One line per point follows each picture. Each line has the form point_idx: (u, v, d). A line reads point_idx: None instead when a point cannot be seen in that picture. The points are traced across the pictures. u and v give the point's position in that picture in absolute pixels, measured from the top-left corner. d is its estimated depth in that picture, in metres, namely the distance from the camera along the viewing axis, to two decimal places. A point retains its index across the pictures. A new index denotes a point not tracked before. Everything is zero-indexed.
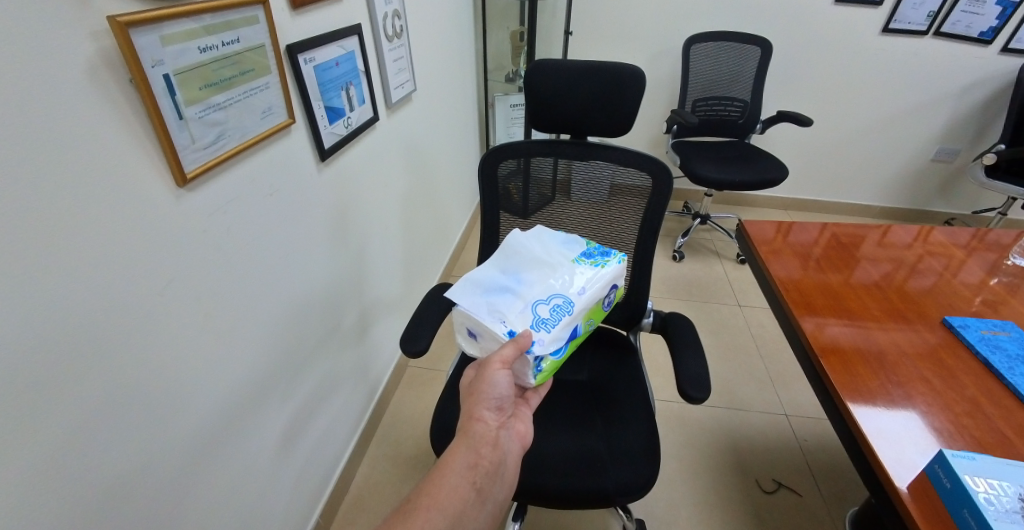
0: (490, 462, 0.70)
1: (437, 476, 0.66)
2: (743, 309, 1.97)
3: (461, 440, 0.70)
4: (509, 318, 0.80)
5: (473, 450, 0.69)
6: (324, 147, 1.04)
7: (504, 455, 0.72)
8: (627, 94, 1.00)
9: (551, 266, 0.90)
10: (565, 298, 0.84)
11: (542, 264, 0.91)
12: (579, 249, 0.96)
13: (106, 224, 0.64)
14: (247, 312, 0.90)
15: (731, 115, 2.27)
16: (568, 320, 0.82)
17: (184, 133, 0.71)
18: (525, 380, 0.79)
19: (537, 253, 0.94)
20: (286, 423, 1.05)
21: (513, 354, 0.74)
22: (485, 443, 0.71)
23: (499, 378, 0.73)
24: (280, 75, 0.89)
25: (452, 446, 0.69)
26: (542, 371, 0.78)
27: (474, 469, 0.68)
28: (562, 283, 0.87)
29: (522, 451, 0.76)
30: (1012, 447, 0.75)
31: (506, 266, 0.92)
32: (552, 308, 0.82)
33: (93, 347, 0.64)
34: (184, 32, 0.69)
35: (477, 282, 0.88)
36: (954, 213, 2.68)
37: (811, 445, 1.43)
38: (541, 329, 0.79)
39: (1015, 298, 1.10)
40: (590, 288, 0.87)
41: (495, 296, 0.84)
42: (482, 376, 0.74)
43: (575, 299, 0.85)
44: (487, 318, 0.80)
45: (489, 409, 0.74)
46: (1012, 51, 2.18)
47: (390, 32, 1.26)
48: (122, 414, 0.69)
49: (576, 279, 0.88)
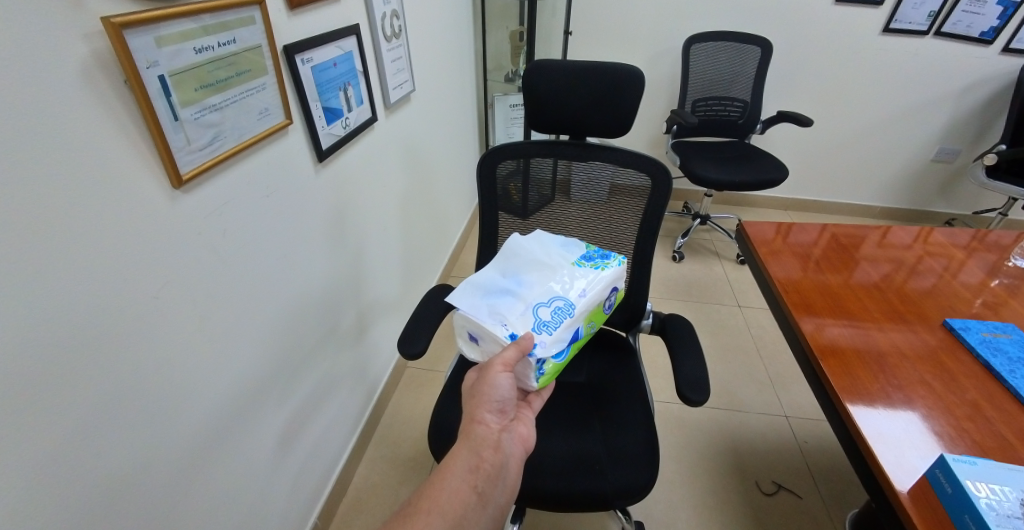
0: (492, 465, 0.69)
1: (438, 480, 0.66)
2: (742, 310, 1.96)
3: (462, 443, 0.70)
4: (510, 321, 0.80)
5: (474, 454, 0.69)
6: (321, 148, 1.03)
7: (506, 458, 0.72)
8: (626, 95, 1.00)
9: (551, 268, 0.90)
10: (566, 300, 0.84)
11: (542, 265, 0.90)
12: (579, 251, 0.96)
13: (100, 227, 0.63)
14: (244, 314, 0.90)
15: (731, 115, 2.26)
16: (570, 322, 0.81)
17: (180, 134, 0.71)
18: (527, 382, 0.79)
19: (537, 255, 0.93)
20: (284, 425, 1.04)
21: (515, 357, 0.74)
22: (486, 445, 0.70)
23: (500, 381, 0.73)
24: (277, 75, 0.89)
25: (453, 450, 0.69)
26: (545, 374, 0.78)
27: (475, 472, 0.67)
28: (563, 285, 0.86)
29: (524, 453, 0.76)
30: (1012, 451, 0.75)
31: (506, 269, 0.92)
32: (553, 310, 0.82)
33: (88, 351, 0.64)
34: (180, 33, 0.69)
35: (477, 285, 0.88)
36: (954, 213, 2.68)
37: (811, 447, 1.43)
38: (543, 331, 0.79)
39: (1015, 300, 1.09)
40: (591, 290, 0.87)
41: (496, 299, 0.84)
42: (483, 379, 0.74)
43: (576, 301, 0.84)
44: (488, 322, 0.79)
45: (490, 412, 0.74)
46: (1013, 51, 2.18)
47: (388, 32, 1.25)
48: (118, 418, 0.68)
49: (577, 281, 0.88)
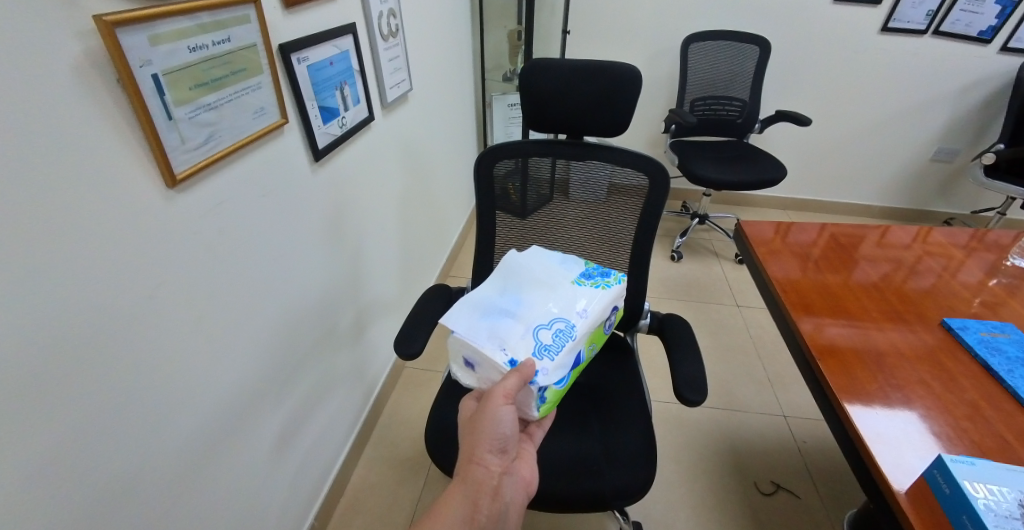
0: (489, 512, 0.69)
1: (433, 516, 0.67)
2: (741, 309, 1.96)
3: (459, 485, 0.70)
4: (510, 344, 0.79)
5: (471, 497, 0.69)
6: (318, 147, 1.03)
7: (505, 504, 0.72)
8: (623, 94, 1.00)
9: (551, 290, 0.89)
10: (567, 322, 0.83)
11: (541, 287, 0.90)
12: (579, 270, 0.96)
13: (94, 225, 0.63)
14: (241, 314, 0.89)
15: (729, 114, 2.26)
16: (572, 345, 0.81)
17: (174, 133, 0.71)
18: (528, 411, 0.78)
19: (537, 275, 0.93)
20: (281, 426, 1.04)
21: (516, 386, 0.73)
22: (484, 491, 0.70)
23: (503, 416, 0.71)
24: (273, 74, 0.88)
25: (449, 491, 0.69)
26: (546, 402, 0.77)
27: (471, 520, 0.68)
28: (563, 307, 0.86)
29: (524, 495, 0.77)
30: (1012, 452, 0.75)
31: (503, 290, 0.91)
32: (554, 333, 0.81)
33: (82, 351, 0.63)
34: (173, 32, 0.68)
35: (475, 307, 0.87)
36: (953, 213, 2.68)
37: (809, 447, 1.43)
38: (545, 356, 0.78)
39: (1014, 299, 1.09)
40: (593, 311, 0.87)
41: (495, 321, 0.83)
42: (484, 413, 0.72)
43: (578, 323, 0.84)
44: (487, 346, 0.78)
45: (491, 453, 0.72)
46: (1011, 50, 2.17)
47: (385, 31, 1.25)
48: (113, 419, 0.68)
49: (578, 303, 0.87)
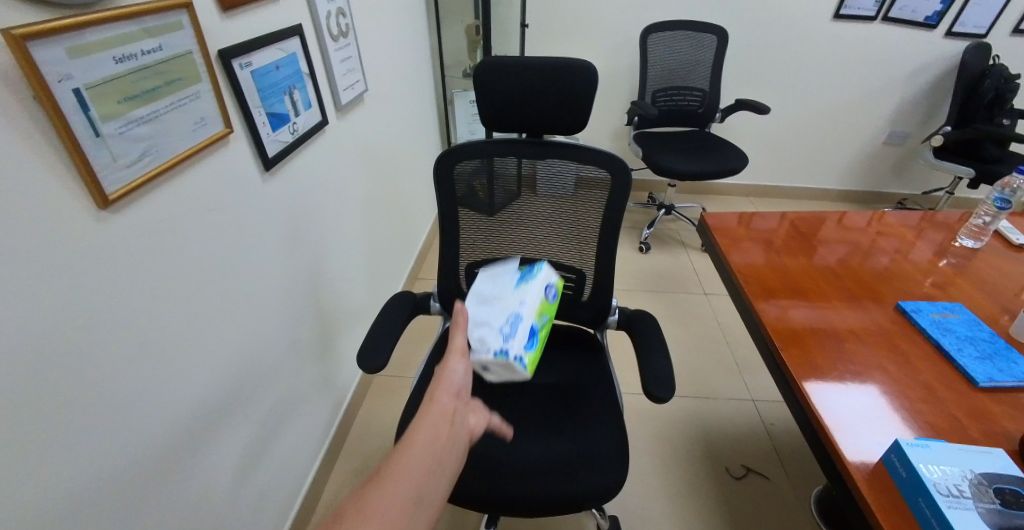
0: (449, 438, 0.66)
1: (398, 454, 0.62)
2: (709, 298, 2.00)
3: (419, 422, 0.66)
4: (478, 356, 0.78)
5: (433, 429, 0.66)
6: (267, 156, 0.99)
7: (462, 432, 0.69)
8: (581, 89, 0.99)
9: (494, 295, 0.89)
10: (515, 311, 0.83)
11: (486, 297, 0.89)
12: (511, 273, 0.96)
13: (19, 255, 0.58)
14: (195, 337, 0.85)
15: (691, 104, 2.28)
16: (524, 322, 0.81)
17: (103, 151, 0.66)
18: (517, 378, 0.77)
19: (480, 291, 0.92)
20: (245, 448, 1.00)
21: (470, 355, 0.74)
22: (443, 423, 0.67)
23: (459, 367, 0.72)
24: (212, 82, 0.83)
25: (412, 428, 0.65)
26: (528, 364, 0.76)
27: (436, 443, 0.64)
28: (510, 301, 0.85)
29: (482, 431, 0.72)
30: (964, 431, 0.78)
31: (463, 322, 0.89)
32: (507, 323, 0.81)
33: (18, 390, 0.59)
34: (95, 43, 0.64)
35: None
36: (906, 193, 2.79)
37: (777, 428, 1.47)
38: (505, 340, 0.78)
39: (963, 279, 1.13)
40: (531, 289, 0.87)
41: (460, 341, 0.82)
42: (442, 366, 0.72)
43: (523, 307, 0.84)
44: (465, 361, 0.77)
45: (448, 392, 0.71)
46: (955, 34, 2.25)
47: (334, 32, 1.21)
48: (56, 461, 0.64)
49: (521, 291, 0.87)
